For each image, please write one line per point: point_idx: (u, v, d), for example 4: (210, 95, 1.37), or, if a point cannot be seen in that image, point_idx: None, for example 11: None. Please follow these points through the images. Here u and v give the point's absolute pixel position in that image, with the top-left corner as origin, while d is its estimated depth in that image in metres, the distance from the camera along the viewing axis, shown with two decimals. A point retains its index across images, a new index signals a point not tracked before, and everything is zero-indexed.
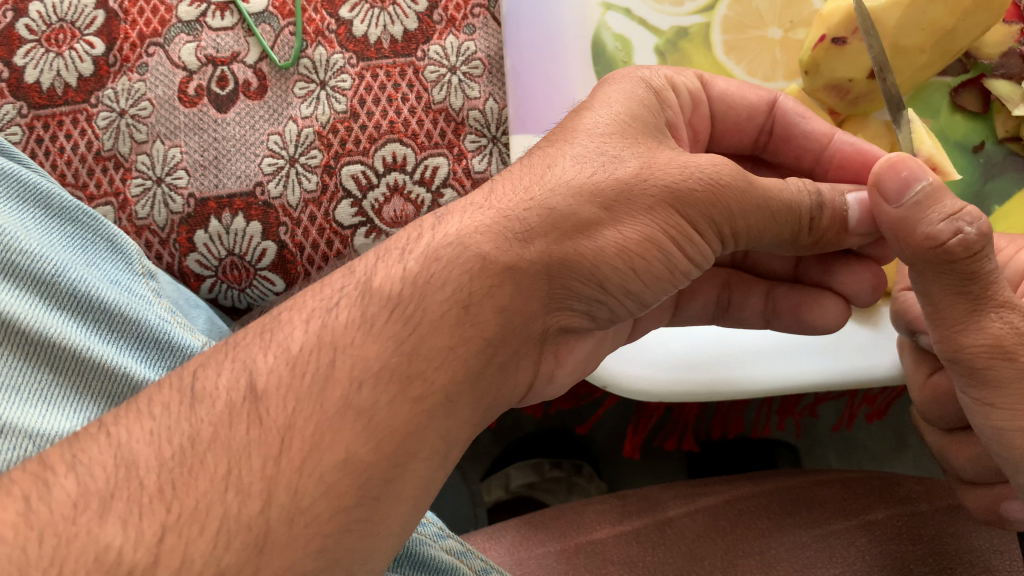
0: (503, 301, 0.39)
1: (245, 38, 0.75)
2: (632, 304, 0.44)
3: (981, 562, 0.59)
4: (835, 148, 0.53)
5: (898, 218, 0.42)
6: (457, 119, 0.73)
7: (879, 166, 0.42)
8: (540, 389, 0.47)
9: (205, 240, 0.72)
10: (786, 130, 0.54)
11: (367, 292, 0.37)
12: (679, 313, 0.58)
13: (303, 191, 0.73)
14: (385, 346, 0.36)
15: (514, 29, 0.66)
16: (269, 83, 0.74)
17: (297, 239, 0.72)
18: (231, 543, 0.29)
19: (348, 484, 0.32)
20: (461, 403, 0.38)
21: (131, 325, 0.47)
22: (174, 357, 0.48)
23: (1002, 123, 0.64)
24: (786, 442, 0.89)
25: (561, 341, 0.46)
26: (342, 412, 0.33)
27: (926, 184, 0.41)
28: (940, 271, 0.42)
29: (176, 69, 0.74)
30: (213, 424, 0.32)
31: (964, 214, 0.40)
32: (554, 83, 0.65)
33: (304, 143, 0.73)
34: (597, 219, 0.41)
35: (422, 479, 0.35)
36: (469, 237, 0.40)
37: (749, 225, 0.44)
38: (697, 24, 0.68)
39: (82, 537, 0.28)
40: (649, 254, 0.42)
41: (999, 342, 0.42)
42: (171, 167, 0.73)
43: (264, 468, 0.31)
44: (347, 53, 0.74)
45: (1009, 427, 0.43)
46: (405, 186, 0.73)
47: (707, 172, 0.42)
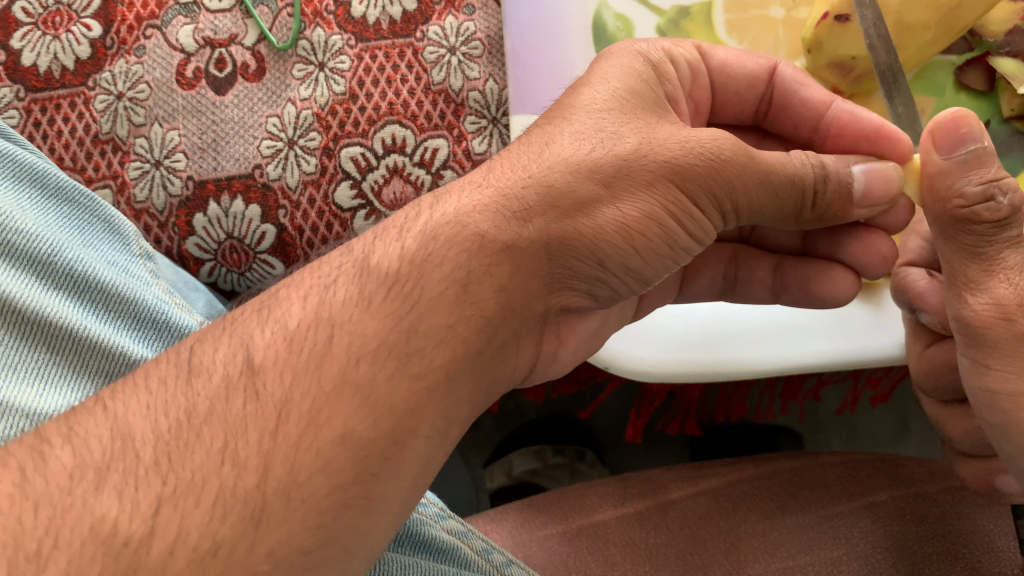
0: (502, 280, 0.39)
1: (243, 20, 0.74)
2: (634, 280, 0.44)
3: (984, 541, 0.58)
4: (832, 115, 0.52)
5: (940, 170, 0.42)
6: (457, 100, 0.72)
7: (942, 116, 0.42)
8: (542, 371, 0.47)
9: (204, 223, 0.71)
10: (783, 99, 0.53)
11: (363, 270, 0.37)
12: (687, 288, 0.58)
13: (302, 173, 0.72)
14: (383, 324, 0.35)
15: (513, 9, 0.66)
16: (267, 66, 0.74)
17: (297, 222, 0.72)
18: (227, 516, 0.29)
19: (345, 460, 0.32)
20: (461, 382, 0.37)
21: (129, 306, 0.47)
22: (171, 336, 0.48)
23: (1008, 102, 0.63)
24: (789, 428, 0.89)
25: (563, 320, 0.46)
26: (340, 388, 0.33)
27: (978, 144, 0.41)
28: (962, 230, 0.42)
29: (174, 52, 0.73)
30: (210, 398, 0.31)
31: (1001, 183, 0.41)
32: (556, 62, 0.64)
33: (303, 125, 0.72)
34: (596, 196, 0.40)
35: (421, 457, 0.35)
36: (467, 216, 0.39)
37: (751, 200, 0.43)
38: (699, 4, 0.68)
39: (77, 508, 0.27)
40: (648, 230, 0.41)
41: (1001, 304, 0.42)
42: (169, 150, 0.72)
43: (260, 442, 0.30)
44: (347, 35, 0.73)
45: (999, 388, 0.43)
46: (405, 168, 0.72)
47: (708, 146, 0.42)
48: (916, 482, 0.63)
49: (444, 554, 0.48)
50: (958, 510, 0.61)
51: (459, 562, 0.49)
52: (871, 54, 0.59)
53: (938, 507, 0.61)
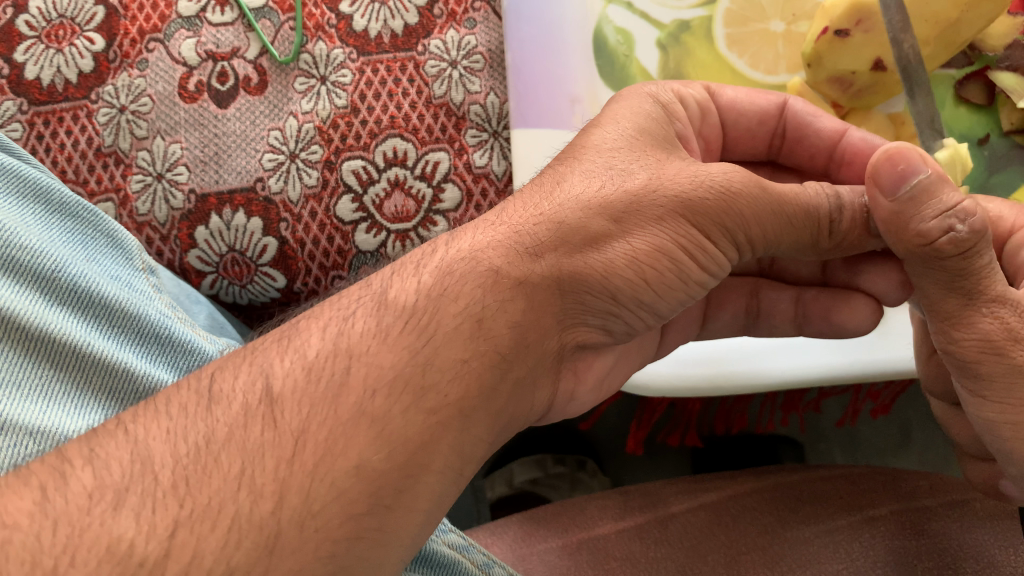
0: (516, 315, 0.39)
1: (245, 33, 0.73)
2: (648, 313, 0.44)
3: (985, 557, 0.58)
4: (847, 144, 0.52)
5: (892, 211, 0.41)
6: (458, 114, 0.71)
7: (876, 156, 0.40)
8: (560, 409, 0.47)
9: (206, 236, 0.71)
10: (796, 132, 0.53)
11: (381, 304, 0.37)
12: (709, 325, 0.56)
13: (303, 187, 0.71)
14: (400, 356, 0.35)
15: (513, 22, 0.66)
16: (270, 78, 0.73)
17: (299, 235, 0.71)
18: (241, 542, 0.29)
19: (359, 491, 0.32)
20: (476, 419, 0.37)
21: (132, 321, 0.47)
22: (173, 351, 0.48)
23: (1007, 115, 0.63)
24: (791, 438, 0.89)
25: (578, 360, 0.46)
26: (356, 419, 0.33)
27: (920, 177, 0.40)
28: (932, 267, 0.42)
29: (176, 65, 0.73)
30: (229, 424, 0.31)
31: (956, 210, 0.40)
32: (556, 77, 0.65)
33: (304, 138, 0.72)
34: (607, 231, 0.41)
35: (434, 492, 0.35)
36: (481, 252, 0.40)
37: (765, 232, 0.43)
38: (699, 18, 0.68)
39: (96, 528, 0.28)
40: (658, 263, 0.41)
41: (988, 338, 0.41)
42: (171, 163, 0.72)
43: (277, 469, 0.31)
44: (348, 48, 0.73)
45: (997, 420, 0.43)
46: (406, 181, 0.71)
47: (720, 181, 0.42)
48: (917, 496, 0.63)
49: (446, 570, 0.48)
50: (959, 526, 0.60)
51: None
52: (873, 68, 0.60)
53: (938, 520, 0.61)
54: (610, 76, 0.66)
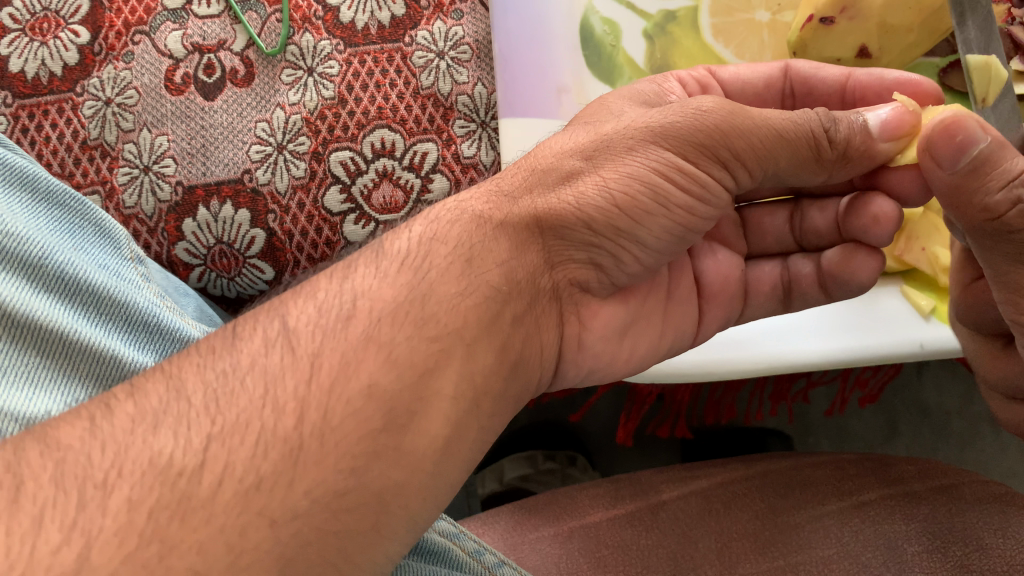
0: (501, 255, 0.40)
1: (232, 25, 0.69)
2: (649, 258, 0.44)
3: (972, 539, 0.59)
4: (854, 82, 0.51)
5: (953, 184, 0.40)
6: (446, 104, 0.67)
7: (931, 127, 0.39)
8: (569, 359, 0.45)
9: (194, 228, 0.66)
10: (804, 82, 0.53)
11: (377, 252, 0.38)
12: (748, 306, 0.54)
13: (291, 178, 0.66)
14: (399, 291, 0.36)
15: (501, 15, 0.66)
16: (256, 70, 0.68)
17: (287, 227, 0.66)
18: (269, 453, 0.29)
19: (372, 411, 0.32)
20: (480, 350, 0.37)
21: (120, 308, 0.47)
22: (162, 340, 0.48)
23: None
24: (779, 430, 0.89)
25: (580, 301, 0.45)
26: (364, 344, 0.34)
27: (982, 146, 0.38)
28: (998, 239, 0.40)
29: (162, 57, 0.68)
30: (252, 354, 0.32)
31: (1022, 180, 0.38)
32: (543, 66, 0.66)
33: (292, 130, 0.67)
34: (578, 169, 0.42)
35: (449, 419, 0.35)
36: (468, 203, 0.42)
37: (752, 144, 0.42)
38: (685, 8, 0.68)
39: (139, 444, 0.28)
40: (632, 190, 0.41)
41: None
42: (158, 156, 0.67)
43: (296, 388, 0.31)
44: (335, 39, 0.68)
45: None
46: (395, 171, 0.66)
47: (699, 108, 0.42)
48: (907, 481, 0.63)
49: (436, 557, 0.48)
50: (947, 509, 0.61)
51: (450, 564, 0.49)
52: (857, 56, 0.61)
53: (926, 504, 0.61)
54: (596, 66, 0.67)
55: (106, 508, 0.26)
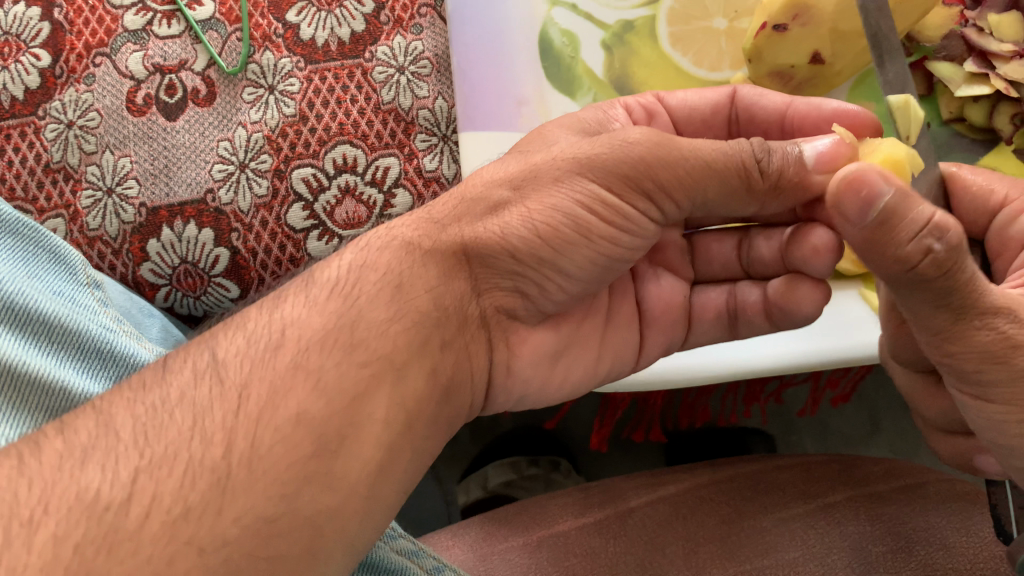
0: (429, 282, 0.43)
1: (193, 45, 0.69)
2: (577, 287, 0.47)
3: (936, 539, 0.59)
4: (794, 111, 0.53)
5: (864, 239, 0.40)
6: (407, 119, 0.68)
7: (838, 184, 0.39)
8: (500, 385, 0.48)
9: (158, 249, 0.66)
10: (747, 109, 0.54)
11: (308, 280, 0.42)
12: (692, 330, 0.55)
13: (254, 197, 0.67)
14: (328, 319, 0.39)
15: (459, 28, 0.67)
16: (218, 90, 0.68)
17: (251, 244, 0.66)
18: (196, 483, 0.32)
19: (301, 437, 0.35)
20: (410, 374, 0.40)
21: (72, 337, 0.47)
22: (113, 369, 0.48)
23: (947, 105, 0.67)
24: (762, 431, 0.90)
25: (509, 327, 0.48)
26: (292, 371, 0.36)
27: (886, 198, 0.38)
28: (916, 287, 0.40)
29: (124, 78, 0.68)
30: (181, 387, 0.35)
31: (930, 230, 0.38)
32: (501, 79, 0.66)
33: (253, 148, 0.67)
34: (506, 198, 0.45)
35: (380, 442, 0.37)
36: (399, 231, 0.45)
37: (677, 175, 0.44)
38: (643, 17, 0.68)
39: (66, 480, 0.30)
40: (553, 220, 0.44)
41: (989, 350, 0.42)
42: (121, 178, 0.67)
43: (225, 419, 0.34)
44: (295, 57, 0.69)
45: (1003, 419, 0.44)
46: (357, 187, 0.67)
47: (627, 140, 0.44)
48: (871, 482, 0.64)
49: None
50: (911, 509, 0.61)
51: None
52: (810, 61, 0.62)
53: (890, 505, 0.62)
54: (555, 77, 0.67)
55: (30, 545, 0.28)
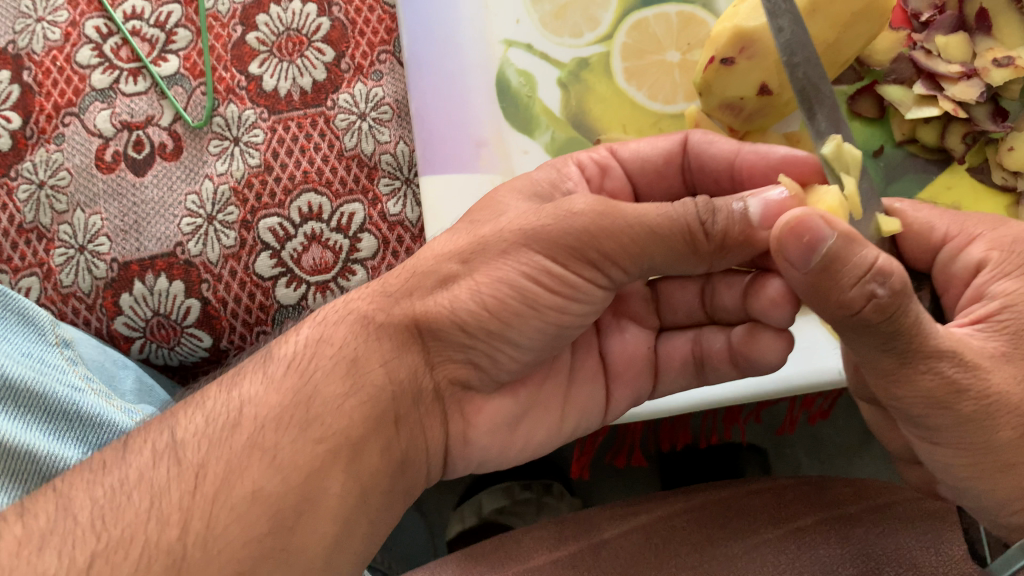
0: (384, 356, 0.45)
1: (158, 101, 0.71)
2: (526, 354, 0.49)
3: (907, 559, 0.60)
4: (743, 158, 0.53)
5: (812, 282, 0.42)
6: (370, 164, 0.69)
7: (780, 229, 0.41)
8: (457, 453, 0.50)
9: (131, 302, 0.67)
10: (698, 158, 0.55)
11: (266, 357, 0.44)
12: (657, 379, 0.56)
13: (222, 248, 0.68)
14: (285, 395, 0.42)
15: (416, 73, 0.68)
16: (184, 144, 0.70)
17: (221, 294, 0.67)
18: (151, 565, 0.35)
19: (259, 513, 0.38)
20: (366, 448, 0.42)
21: (39, 400, 0.50)
22: (80, 427, 0.51)
23: (898, 127, 0.68)
24: (757, 447, 0.91)
25: (464, 399, 0.49)
26: (248, 450, 0.39)
27: (828, 243, 0.40)
28: (862, 329, 0.43)
29: (92, 137, 0.70)
30: (140, 468, 0.38)
31: (873, 275, 0.40)
32: (459, 122, 0.68)
33: (220, 200, 0.69)
34: (456, 272, 0.46)
35: (336, 514, 0.40)
36: (353, 302, 0.47)
37: (621, 244, 0.45)
38: (598, 54, 0.70)
39: (23, 566, 0.34)
40: (501, 293, 0.45)
41: (932, 394, 0.44)
42: (92, 235, 0.69)
43: (181, 499, 0.37)
44: (259, 108, 0.70)
45: (949, 461, 0.46)
46: (323, 234, 0.68)
47: (571, 211, 0.46)
48: (841, 504, 0.65)
49: None
50: (882, 531, 0.62)
51: None
52: (759, 93, 0.62)
53: (861, 527, 0.63)
54: (513, 117, 0.68)
55: None
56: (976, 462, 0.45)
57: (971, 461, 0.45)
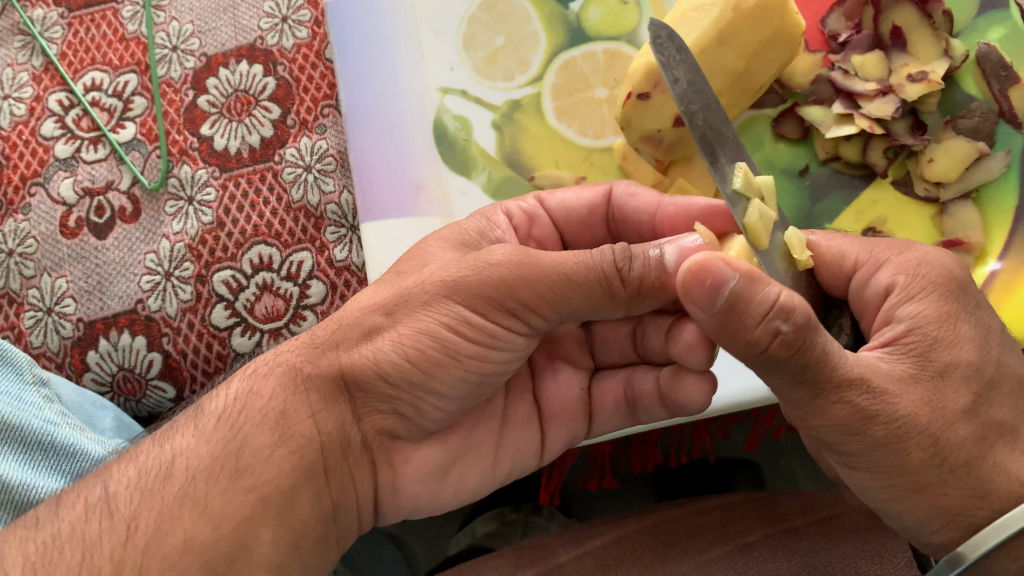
0: (312, 408, 0.46)
1: (118, 166, 0.75)
2: (451, 403, 0.49)
3: (850, 566, 0.61)
4: (663, 211, 0.56)
5: (718, 323, 0.40)
6: (316, 214, 0.72)
7: (683, 274, 0.39)
8: (388, 501, 0.51)
9: (97, 359, 0.71)
10: (620, 209, 0.57)
11: (197, 410, 0.46)
12: (594, 419, 0.58)
13: (180, 302, 0.71)
14: (215, 446, 0.44)
15: (355, 126, 0.71)
16: (142, 207, 0.74)
17: (180, 347, 0.71)
18: None
19: (191, 564, 0.40)
20: (298, 496, 0.44)
21: (16, 432, 0.56)
22: (54, 457, 0.57)
23: (821, 145, 0.69)
24: (752, 461, 0.85)
25: (392, 449, 0.50)
26: (181, 500, 0.41)
27: (732, 285, 0.39)
28: (773, 367, 0.41)
29: (56, 205, 0.75)
30: (72, 523, 0.41)
31: (777, 312, 0.38)
32: (397, 169, 0.70)
33: (176, 257, 0.72)
34: (379, 324, 0.47)
35: (270, 562, 0.42)
36: (283, 353, 0.49)
37: (539, 293, 0.45)
38: (529, 95, 0.73)
39: None
40: (422, 344, 0.46)
41: (846, 421, 0.44)
42: (58, 298, 0.72)
43: (113, 552, 0.39)
44: (210, 167, 0.74)
45: (867, 483, 0.47)
46: (274, 283, 0.71)
47: (490, 261, 0.46)
48: (789, 517, 0.66)
49: None
50: (825, 541, 0.63)
51: None
52: (675, 125, 0.65)
53: (806, 539, 0.64)
54: (451, 160, 0.72)
55: None
56: (890, 481, 0.46)
57: (886, 482, 0.46)
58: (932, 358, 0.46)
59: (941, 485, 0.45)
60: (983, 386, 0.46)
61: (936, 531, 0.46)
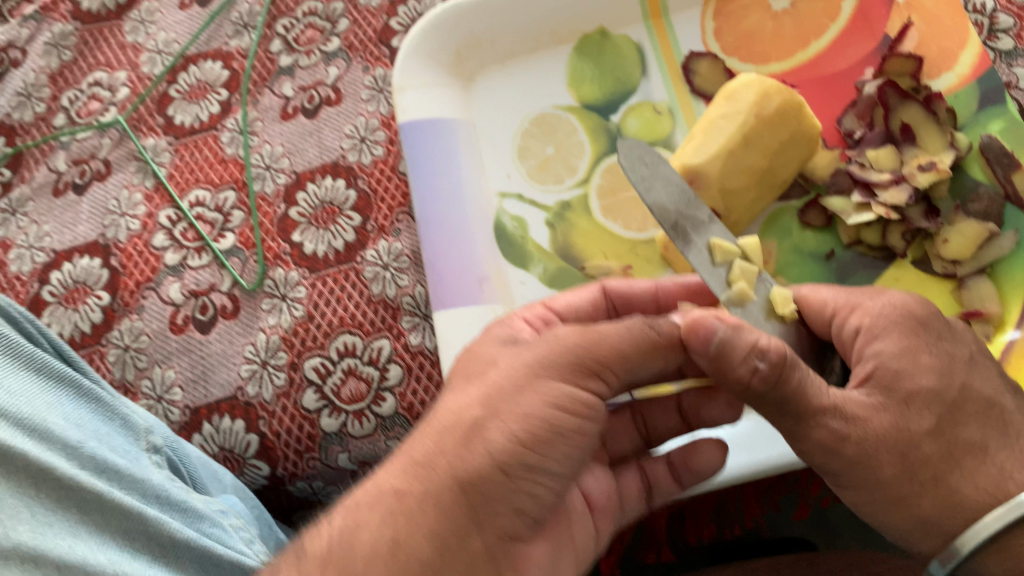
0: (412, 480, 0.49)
1: (219, 271, 0.86)
2: (558, 482, 0.51)
3: None
4: (663, 288, 0.67)
5: (713, 365, 0.51)
6: (394, 306, 0.81)
7: (685, 326, 0.51)
8: None
9: (201, 441, 0.80)
10: (622, 297, 0.66)
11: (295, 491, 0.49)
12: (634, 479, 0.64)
13: (275, 387, 0.80)
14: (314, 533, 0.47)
15: (426, 229, 0.80)
16: (241, 304, 0.84)
17: (275, 428, 0.79)
18: None
19: None
20: None
21: (141, 485, 0.61)
22: (172, 506, 0.62)
23: (844, 232, 0.77)
24: (804, 539, 0.88)
25: None
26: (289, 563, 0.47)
27: (718, 334, 0.50)
28: (762, 400, 0.52)
29: (166, 305, 0.85)
30: None
31: (756, 351, 0.50)
32: (464, 263, 0.79)
33: (271, 348, 0.82)
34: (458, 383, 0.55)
35: None
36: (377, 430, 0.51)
37: (608, 355, 0.52)
38: (578, 196, 0.82)
39: None
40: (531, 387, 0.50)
41: (827, 444, 0.52)
42: (167, 387, 0.82)
43: None
44: (302, 269, 0.84)
45: (859, 500, 0.55)
46: (358, 367, 0.79)
47: (559, 337, 0.52)
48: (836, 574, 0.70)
49: None
50: None
51: None
52: None
53: None
54: (509, 255, 0.81)
55: None
56: (875, 498, 0.54)
57: (870, 499, 0.54)
58: (898, 387, 0.53)
59: (917, 496, 0.53)
60: (947, 408, 0.53)
61: (923, 542, 0.54)
